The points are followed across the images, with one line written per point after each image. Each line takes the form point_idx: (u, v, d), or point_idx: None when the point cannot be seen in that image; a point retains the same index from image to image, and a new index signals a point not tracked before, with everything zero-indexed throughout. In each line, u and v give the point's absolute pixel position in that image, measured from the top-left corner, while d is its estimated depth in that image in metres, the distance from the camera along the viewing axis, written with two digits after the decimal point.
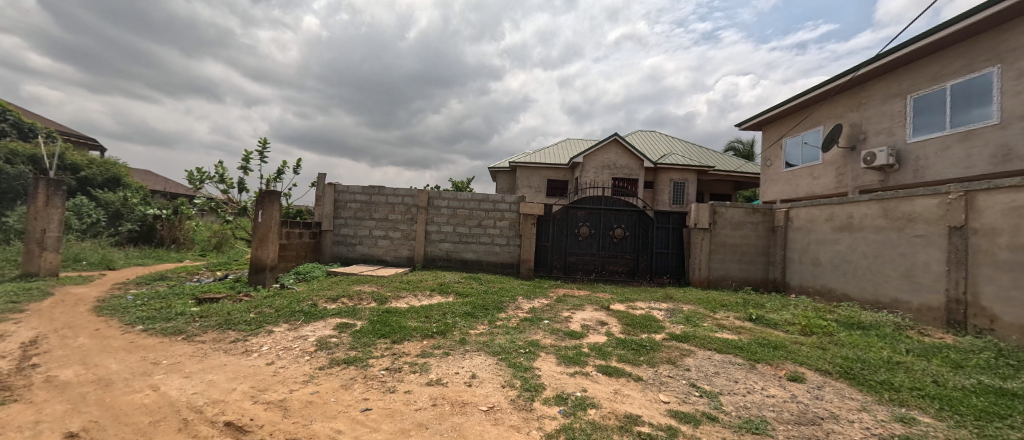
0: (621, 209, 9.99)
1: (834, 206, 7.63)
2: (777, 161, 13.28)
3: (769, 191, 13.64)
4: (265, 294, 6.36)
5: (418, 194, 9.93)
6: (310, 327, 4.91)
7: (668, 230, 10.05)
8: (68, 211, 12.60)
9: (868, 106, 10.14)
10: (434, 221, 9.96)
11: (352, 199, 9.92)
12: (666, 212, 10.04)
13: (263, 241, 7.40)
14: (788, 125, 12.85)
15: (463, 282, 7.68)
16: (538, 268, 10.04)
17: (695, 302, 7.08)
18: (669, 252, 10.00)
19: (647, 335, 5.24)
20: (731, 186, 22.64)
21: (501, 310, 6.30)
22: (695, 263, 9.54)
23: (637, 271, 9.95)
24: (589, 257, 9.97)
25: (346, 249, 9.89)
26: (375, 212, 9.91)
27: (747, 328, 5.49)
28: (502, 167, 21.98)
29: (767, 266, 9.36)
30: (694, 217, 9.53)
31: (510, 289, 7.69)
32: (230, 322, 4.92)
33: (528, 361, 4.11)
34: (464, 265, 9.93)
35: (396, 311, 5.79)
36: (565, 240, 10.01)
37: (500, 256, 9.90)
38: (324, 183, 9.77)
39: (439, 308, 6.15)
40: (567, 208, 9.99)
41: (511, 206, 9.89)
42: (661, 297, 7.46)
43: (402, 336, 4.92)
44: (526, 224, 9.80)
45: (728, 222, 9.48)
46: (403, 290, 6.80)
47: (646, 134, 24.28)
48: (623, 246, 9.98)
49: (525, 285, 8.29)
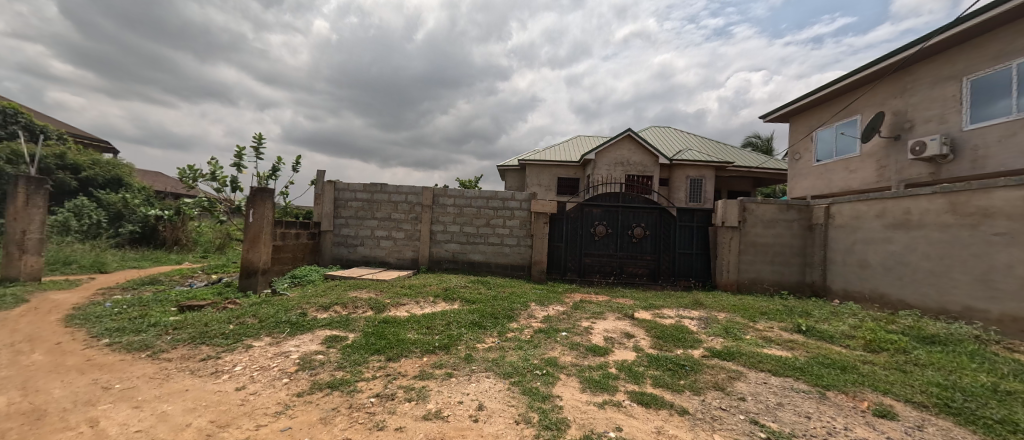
0: (641, 207, 9.24)
1: (886, 200, 6.79)
2: (807, 155, 12.37)
3: (798, 186, 12.73)
4: (253, 300, 5.78)
5: (423, 192, 9.34)
6: (295, 341, 4.29)
7: (692, 228, 9.26)
8: (67, 212, 12.29)
9: (915, 91, 9.23)
10: (440, 220, 9.34)
11: (353, 198, 9.36)
12: (690, 209, 9.25)
13: (254, 242, 6.81)
14: (820, 115, 11.94)
15: (471, 287, 7.01)
16: (551, 270, 9.34)
17: (730, 309, 6.30)
18: (693, 253, 9.21)
19: (683, 351, 4.49)
20: (751, 182, 21.61)
21: (513, 320, 5.61)
22: (723, 265, 8.75)
23: (658, 274, 9.17)
24: (606, 259, 9.24)
25: (347, 251, 9.33)
26: (377, 212, 9.33)
27: (800, 343, 4.71)
28: (511, 165, 21.31)
29: (803, 268, 8.51)
30: (721, 215, 8.75)
31: (522, 295, 7.01)
32: (205, 335, 4.31)
33: (547, 387, 3.42)
34: (472, 268, 9.28)
35: (394, 321, 5.15)
36: (580, 240, 9.29)
37: (510, 257, 9.22)
38: (324, 180, 9.23)
39: (444, 317, 5.50)
40: (581, 206, 9.28)
41: (521, 204, 9.22)
42: (690, 304, 6.69)
43: (398, 351, 4.26)
44: (538, 223, 9.10)
45: (759, 220, 8.67)
46: (404, 296, 6.17)
47: (661, 130, 23.40)
48: (643, 246, 9.24)
49: (538, 290, 7.60)
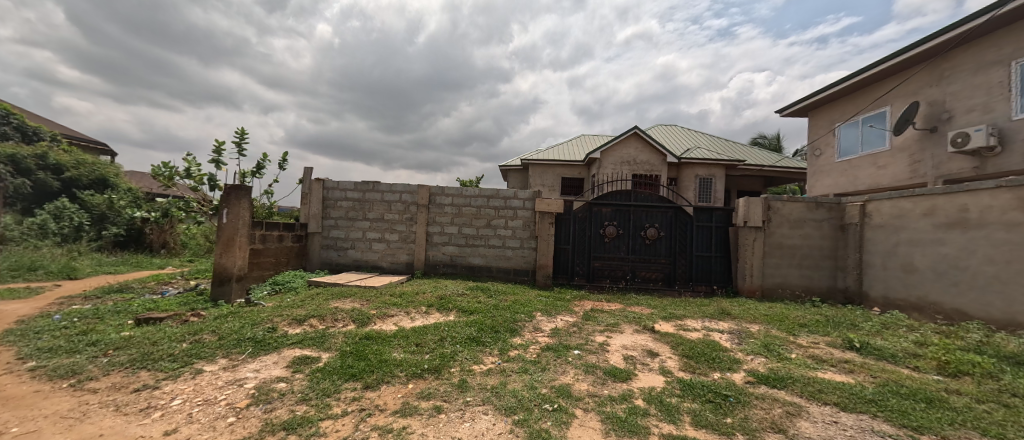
0: (655, 206, 8.53)
1: (936, 196, 6.07)
2: (829, 150, 11.62)
3: (819, 184, 11.98)
4: (221, 311, 5.07)
5: (418, 190, 8.64)
6: (255, 365, 3.57)
7: (710, 229, 8.51)
8: (47, 215, 11.68)
9: (954, 79, 8.48)
10: (436, 221, 8.64)
11: (343, 197, 8.67)
12: (708, 208, 8.51)
13: (228, 246, 6.12)
14: (844, 107, 11.18)
15: (470, 295, 6.29)
16: (557, 274, 8.62)
17: (762, 320, 5.56)
18: (712, 256, 8.45)
19: (720, 375, 3.72)
20: (762, 181, 20.82)
21: (516, 334, 4.88)
22: (745, 269, 8.01)
23: (674, 279, 8.43)
24: (617, 262, 8.52)
25: (337, 255, 8.63)
26: (369, 212, 8.64)
27: (859, 364, 3.95)
28: (513, 165, 20.59)
29: (834, 272, 7.79)
30: (744, 214, 8.03)
31: (526, 303, 6.28)
32: (147, 358, 3.60)
33: (560, 430, 2.69)
34: (471, 272, 8.56)
35: (378, 337, 4.43)
36: (589, 242, 8.56)
37: (513, 261, 8.51)
38: (312, 179, 8.55)
39: (436, 331, 4.77)
40: (590, 205, 8.57)
41: (524, 203, 8.50)
42: (717, 314, 5.93)
43: (378, 376, 3.54)
44: (543, 224, 8.39)
45: (785, 220, 7.96)
46: (393, 306, 5.45)
47: (667, 128, 22.61)
48: (657, 248, 8.50)
49: (544, 298, 6.86)
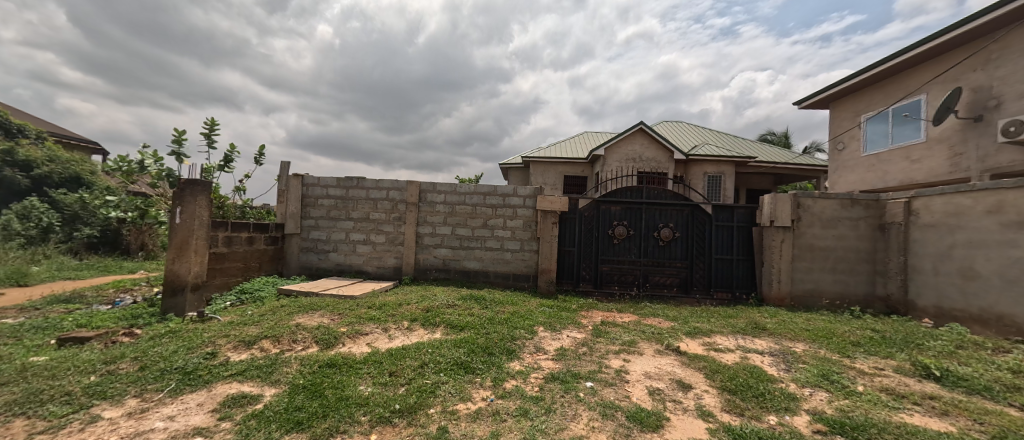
0: (669, 204, 7.69)
1: (1003, 190, 5.27)
2: (853, 143, 10.78)
3: (842, 180, 11.16)
4: (161, 330, 4.22)
5: (407, 186, 7.80)
6: (171, 410, 2.73)
7: (731, 229, 7.66)
8: (12, 214, 10.98)
9: (1003, 62, 7.68)
10: (427, 221, 7.80)
11: (324, 194, 7.83)
12: (728, 206, 7.66)
13: (181, 251, 5.28)
14: (871, 97, 10.34)
15: (461, 306, 5.44)
16: (561, 280, 7.76)
17: (806, 337, 4.71)
18: (734, 260, 7.58)
19: (778, 419, 2.87)
20: (772, 180, 20.02)
21: (514, 358, 4.03)
22: (772, 274, 7.17)
23: (691, 285, 7.57)
24: (628, 266, 7.67)
25: (317, 259, 7.79)
26: (352, 211, 7.81)
27: (951, 403, 3.09)
28: (513, 163, 19.73)
29: (872, 278, 6.98)
30: (770, 212, 7.21)
31: (526, 316, 5.44)
32: (31, 398, 2.75)
33: None
34: (466, 278, 7.72)
35: (344, 363, 3.58)
36: (596, 244, 7.72)
37: (512, 265, 7.67)
38: (289, 174, 7.72)
39: (418, 354, 3.91)
40: (597, 203, 7.74)
41: (525, 200, 7.66)
42: (750, 329, 5.06)
43: (333, 425, 2.70)
44: (545, 224, 7.55)
45: (817, 218, 7.14)
46: (368, 321, 4.60)
47: (673, 124, 21.72)
48: (672, 251, 7.66)
49: (548, 309, 6.02)
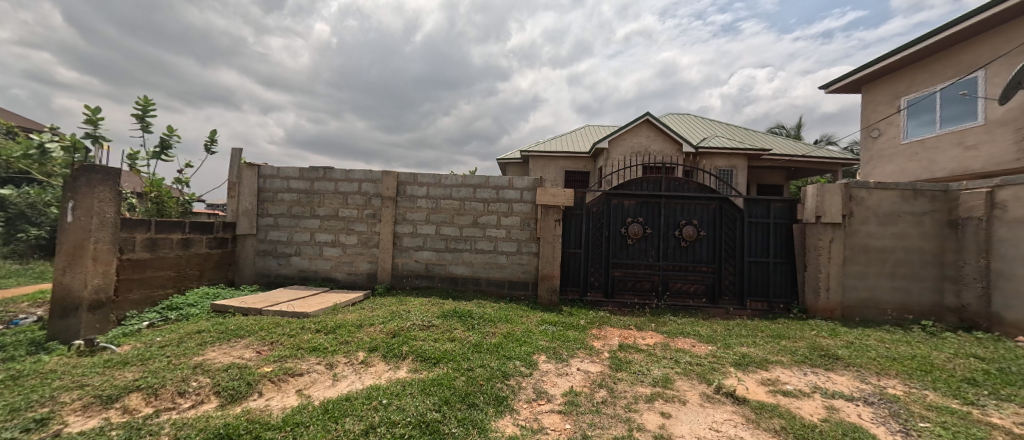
0: (693, 197, 6.49)
1: None
2: (892, 130, 9.66)
3: (878, 171, 10.04)
4: (8, 372, 2.99)
5: (383, 178, 6.58)
6: None
7: (767, 227, 6.46)
8: None
9: None
10: (407, 219, 6.59)
11: (284, 187, 6.59)
12: (763, 200, 6.46)
13: (74, 258, 4.06)
14: (913, 77, 9.26)
15: (440, 327, 4.21)
16: (566, 288, 6.55)
17: (898, 372, 3.51)
18: (772, 263, 6.39)
19: None
20: (784, 174, 18.86)
21: (504, 411, 2.83)
22: (820, 280, 5.99)
23: (719, 293, 6.39)
24: (644, 272, 6.49)
25: (275, 264, 6.53)
26: (318, 207, 6.57)
27: None
28: (511, 158, 18.52)
29: (940, 284, 5.82)
30: (816, 206, 6.04)
31: (524, 339, 4.23)
32: None
33: None
34: (453, 286, 6.52)
35: (245, 432, 2.35)
36: (606, 245, 6.52)
37: (507, 270, 6.47)
38: (242, 163, 6.49)
39: (365, 409, 2.70)
40: (608, 196, 6.55)
41: (522, 194, 6.46)
42: (818, 357, 3.86)
43: None
44: (547, 222, 6.34)
45: (872, 213, 5.97)
46: (308, 354, 3.37)
47: (679, 115, 20.52)
48: (696, 252, 6.48)
49: (552, 327, 4.82)
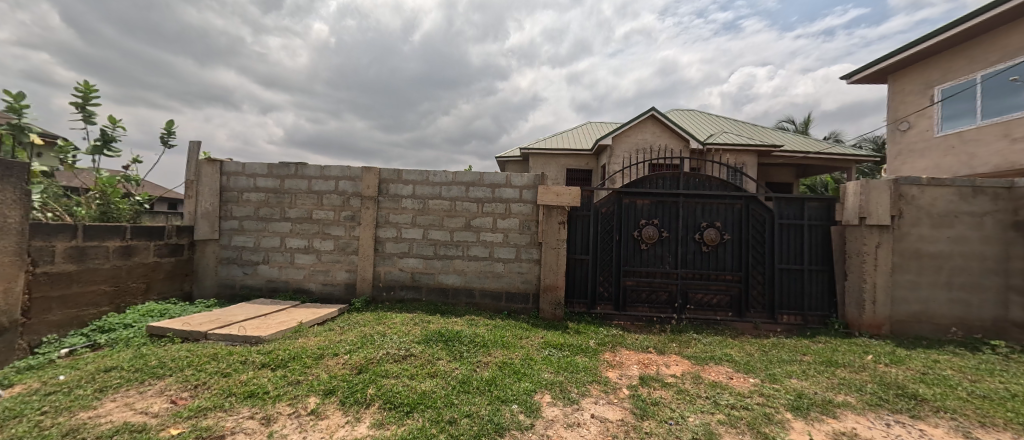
0: (716, 196, 5.70)
1: None
2: (924, 122, 8.90)
3: (909, 166, 9.25)
4: None
5: (363, 175, 5.78)
6: None
7: (800, 229, 5.67)
8: None
9: None
10: (391, 222, 5.79)
11: (250, 186, 5.77)
12: (797, 199, 5.67)
13: None
14: (949, 64, 8.46)
15: (420, 356, 3.41)
16: (572, 300, 5.75)
17: (1012, 423, 2.69)
18: (806, 271, 5.59)
19: None
20: (794, 171, 18.09)
21: None
22: (864, 292, 5.20)
23: (747, 305, 5.59)
24: (660, 281, 5.69)
25: (240, 273, 5.72)
26: (289, 209, 5.77)
27: None
28: (510, 157, 17.69)
29: (1004, 296, 5.02)
30: (860, 205, 5.24)
31: (523, 371, 3.43)
32: None
33: None
34: (443, 298, 5.73)
35: None
36: (618, 250, 5.73)
37: (505, 280, 5.67)
38: (200, 159, 5.67)
39: None
40: (619, 195, 5.76)
41: (521, 193, 5.66)
42: (893, 397, 3.06)
43: None
44: (550, 224, 5.54)
45: (924, 214, 5.18)
46: (239, 404, 2.56)
47: (684, 111, 19.69)
48: (720, 259, 5.68)
49: (558, 352, 4.03)
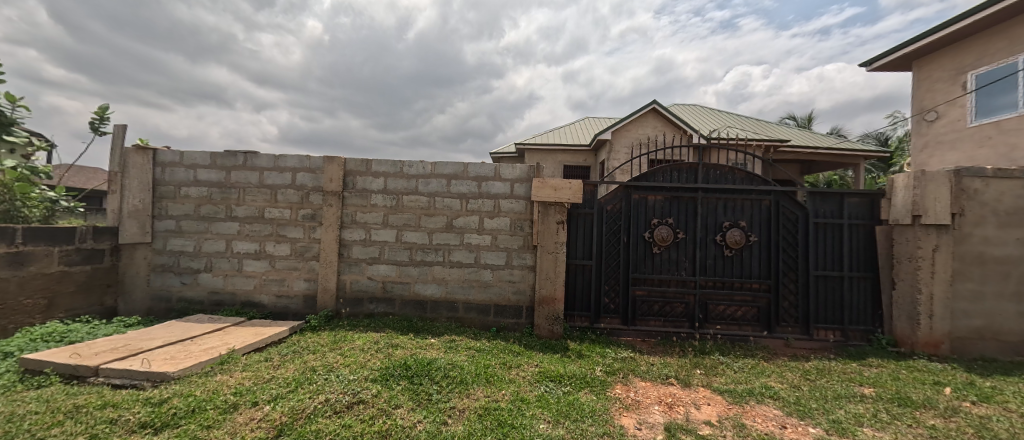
0: (740, 191, 4.86)
1: None
2: (955, 112, 8.12)
3: (938, 160, 8.47)
4: None
5: (324, 166, 4.87)
6: None
7: (840, 230, 4.83)
8: None
9: None
10: (358, 222, 4.89)
11: (190, 179, 4.84)
12: (835, 194, 4.84)
13: None
14: (984, 47, 7.70)
15: (372, 405, 2.52)
16: (572, 313, 4.89)
17: None
18: (846, 279, 4.77)
19: None
20: (800, 168, 17.35)
21: None
22: (919, 304, 4.38)
23: (778, 318, 4.76)
24: (676, 291, 4.84)
25: (177, 284, 4.80)
26: (237, 206, 4.85)
27: None
28: (505, 153, 16.79)
29: None
30: (913, 201, 4.43)
31: (511, 423, 2.55)
32: None
33: None
34: (421, 312, 4.85)
35: None
36: (625, 255, 4.87)
37: (493, 290, 4.80)
38: (127, 147, 4.72)
39: None
40: (626, 189, 4.91)
41: (511, 187, 4.79)
42: None
43: None
44: (546, 224, 4.67)
45: (990, 212, 4.37)
46: None
47: (686, 106, 18.88)
48: (745, 265, 4.84)
49: (557, 388, 3.15)
